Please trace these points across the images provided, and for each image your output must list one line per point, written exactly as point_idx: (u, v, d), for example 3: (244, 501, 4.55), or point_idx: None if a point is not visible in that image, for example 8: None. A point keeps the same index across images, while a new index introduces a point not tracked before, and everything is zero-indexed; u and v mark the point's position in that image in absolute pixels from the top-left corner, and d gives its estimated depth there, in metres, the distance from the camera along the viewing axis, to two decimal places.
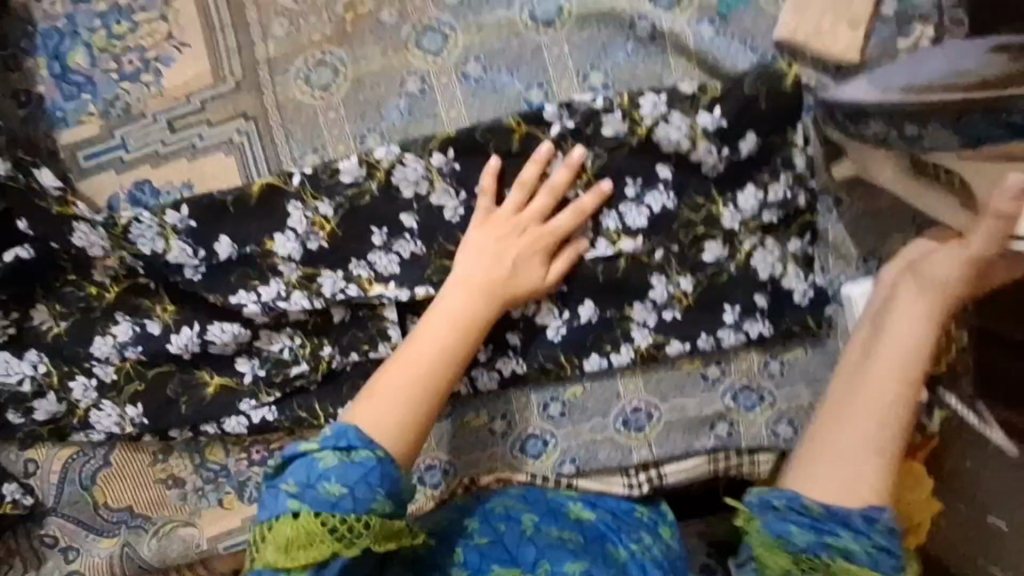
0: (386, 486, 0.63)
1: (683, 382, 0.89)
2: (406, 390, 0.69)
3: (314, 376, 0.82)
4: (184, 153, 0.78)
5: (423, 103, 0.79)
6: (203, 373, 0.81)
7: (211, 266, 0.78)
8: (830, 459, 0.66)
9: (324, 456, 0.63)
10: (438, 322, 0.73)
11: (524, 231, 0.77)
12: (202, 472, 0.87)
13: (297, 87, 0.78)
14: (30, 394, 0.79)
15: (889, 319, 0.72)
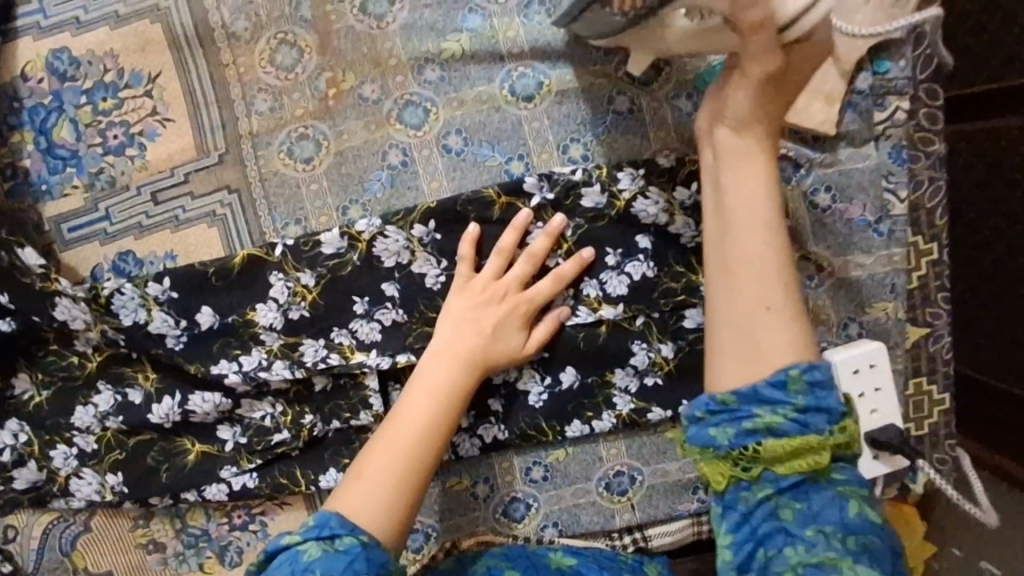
0: (376, 571, 0.61)
1: (665, 447, 0.89)
2: (390, 469, 0.68)
3: (294, 444, 0.81)
4: (167, 225, 0.79)
5: (405, 175, 0.80)
6: (184, 440, 0.81)
7: (194, 336, 0.78)
8: (734, 359, 0.64)
9: (308, 547, 0.62)
10: (421, 395, 0.72)
11: (505, 298, 0.77)
12: (183, 537, 0.86)
13: (280, 160, 0.79)
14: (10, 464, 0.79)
15: (728, 198, 0.66)
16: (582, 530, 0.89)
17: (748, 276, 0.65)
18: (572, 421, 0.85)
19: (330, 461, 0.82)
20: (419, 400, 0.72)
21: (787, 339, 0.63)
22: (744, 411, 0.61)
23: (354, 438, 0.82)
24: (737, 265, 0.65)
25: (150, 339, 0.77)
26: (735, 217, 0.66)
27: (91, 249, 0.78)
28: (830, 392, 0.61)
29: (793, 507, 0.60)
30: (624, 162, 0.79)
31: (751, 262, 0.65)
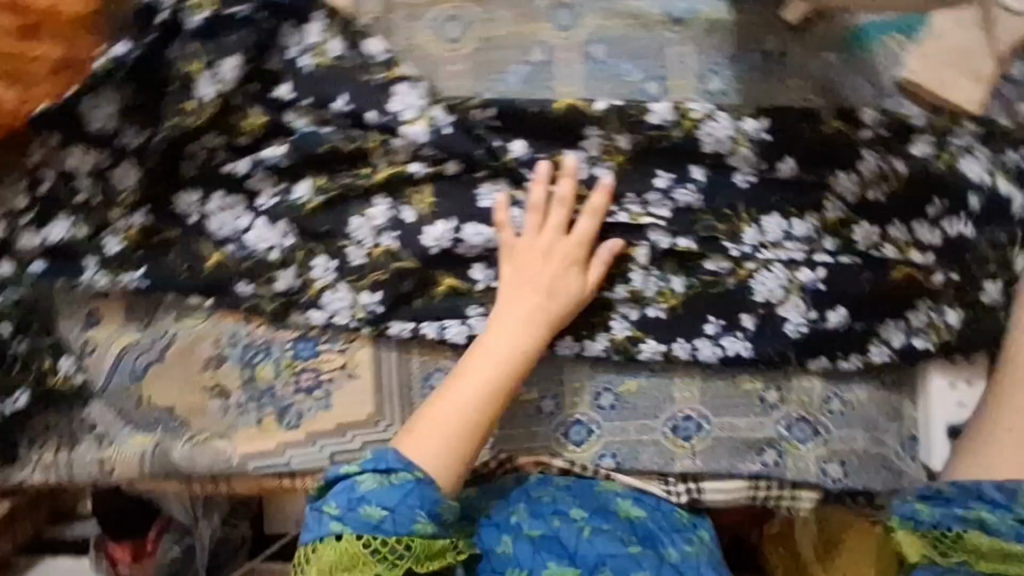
0: (429, 506, 0.74)
1: (739, 402, 0.87)
2: (451, 430, 0.77)
3: (379, 312, 0.83)
4: (308, 70, 0.79)
5: (542, 73, 0.81)
6: (280, 277, 0.82)
7: (324, 182, 0.81)
8: (1004, 454, 0.76)
9: (369, 479, 0.74)
10: (489, 358, 0.79)
11: (559, 257, 0.81)
12: (248, 389, 0.88)
13: (427, 37, 0.81)
14: (114, 262, 0.82)
15: (1014, 387, 0.79)
16: (638, 468, 0.88)
17: (1016, 414, 0.77)
18: (647, 340, 0.84)
19: (415, 316, 0.84)
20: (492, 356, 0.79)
21: (1018, 467, 0.75)
22: (957, 503, 0.73)
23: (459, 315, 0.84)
24: None
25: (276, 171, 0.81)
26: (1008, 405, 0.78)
27: (225, 72, 0.78)
28: None
29: None
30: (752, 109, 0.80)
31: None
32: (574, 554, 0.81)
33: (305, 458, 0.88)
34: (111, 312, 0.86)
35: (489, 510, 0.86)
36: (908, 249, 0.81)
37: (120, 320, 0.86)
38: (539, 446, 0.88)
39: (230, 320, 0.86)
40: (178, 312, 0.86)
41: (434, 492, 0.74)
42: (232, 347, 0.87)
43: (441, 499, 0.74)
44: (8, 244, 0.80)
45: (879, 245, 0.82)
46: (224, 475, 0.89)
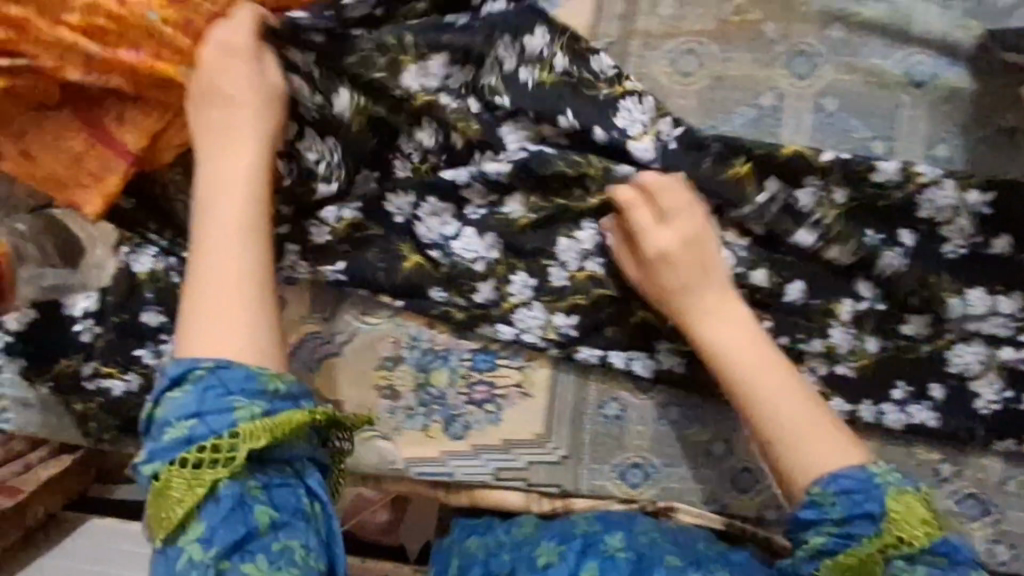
0: (240, 387, 0.64)
1: (913, 471, 0.85)
2: (228, 295, 0.68)
3: (572, 334, 0.83)
4: (536, 90, 0.79)
5: (770, 119, 0.80)
6: (479, 289, 0.82)
7: (538, 199, 0.81)
8: (811, 436, 0.72)
9: (165, 399, 0.65)
10: (207, 219, 0.71)
11: (263, 100, 0.73)
12: (421, 393, 0.87)
13: (661, 68, 0.80)
14: (318, 252, 0.81)
15: (756, 376, 0.75)
16: None
17: (768, 373, 0.75)
18: (834, 399, 0.84)
19: (606, 344, 0.83)
20: (222, 208, 0.71)
21: (833, 446, 0.72)
22: (828, 509, 0.69)
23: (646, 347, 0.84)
24: (767, 373, 0.75)
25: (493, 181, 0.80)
26: (738, 361, 0.76)
27: (456, 77, 0.80)
28: (868, 494, 0.68)
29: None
30: (976, 180, 0.79)
31: (779, 383, 0.75)
32: None
33: (469, 469, 0.87)
34: (298, 299, 0.85)
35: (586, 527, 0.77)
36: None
37: (306, 308, 0.85)
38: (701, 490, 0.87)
39: (413, 322, 0.85)
40: (362, 308, 0.85)
41: (244, 374, 0.65)
42: (411, 350, 0.86)
43: (257, 374, 0.65)
44: None
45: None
46: (385, 476, 0.88)
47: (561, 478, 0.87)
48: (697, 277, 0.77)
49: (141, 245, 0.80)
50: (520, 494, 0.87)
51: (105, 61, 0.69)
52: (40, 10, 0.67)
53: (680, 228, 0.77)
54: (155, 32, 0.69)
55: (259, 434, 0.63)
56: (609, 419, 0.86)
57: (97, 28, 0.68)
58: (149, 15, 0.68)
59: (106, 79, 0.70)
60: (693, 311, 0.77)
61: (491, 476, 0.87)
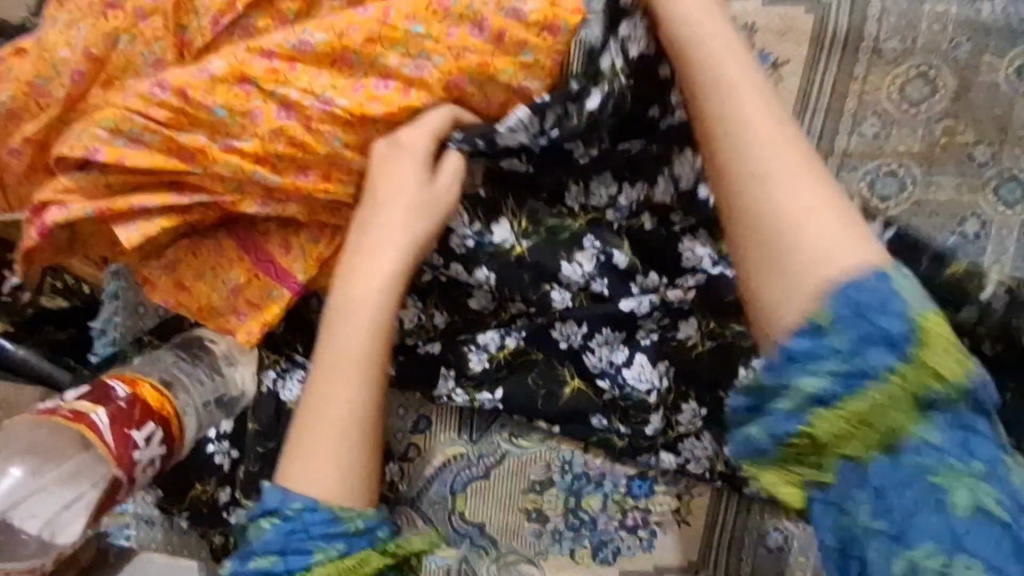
0: (321, 533, 0.58)
1: None
2: (333, 420, 0.62)
3: (742, 467, 0.75)
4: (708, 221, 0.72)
5: (974, 247, 0.74)
6: (650, 420, 0.74)
7: (726, 323, 0.73)
8: (828, 267, 0.52)
9: (255, 527, 0.60)
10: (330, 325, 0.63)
11: (412, 205, 0.64)
12: (570, 517, 0.81)
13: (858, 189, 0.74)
14: (473, 379, 0.75)
15: (798, 207, 0.55)
16: None
17: (801, 219, 0.54)
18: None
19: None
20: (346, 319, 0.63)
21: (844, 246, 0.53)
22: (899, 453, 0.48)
23: None
24: (778, 204, 0.55)
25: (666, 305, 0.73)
26: (797, 252, 0.53)
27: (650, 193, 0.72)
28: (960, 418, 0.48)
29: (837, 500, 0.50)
30: None
31: (797, 193, 0.55)
32: None
33: None
34: (445, 420, 0.80)
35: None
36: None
37: (454, 429, 0.80)
38: None
39: (568, 446, 0.80)
40: (513, 430, 0.80)
41: (330, 516, 0.59)
42: (562, 474, 0.80)
43: (340, 518, 0.59)
44: None
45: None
46: None
47: None
48: (756, 124, 0.58)
49: (289, 369, 0.75)
50: None
51: (283, 187, 0.63)
52: (213, 132, 0.62)
53: (730, 117, 0.59)
54: (339, 156, 0.64)
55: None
56: (772, 552, 0.80)
57: (273, 153, 0.62)
58: (334, 141, 0.63)
59: (283, 206, 0.65)
60: (786, 203, 0.55)
61: None
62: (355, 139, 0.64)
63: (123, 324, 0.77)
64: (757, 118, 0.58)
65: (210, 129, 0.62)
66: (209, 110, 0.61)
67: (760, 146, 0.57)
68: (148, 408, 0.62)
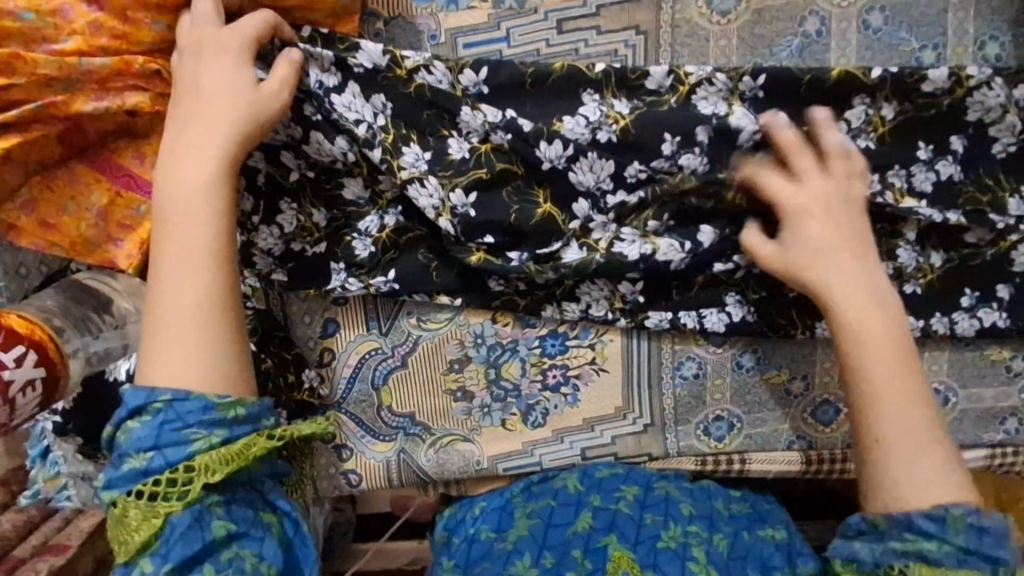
0: (197, 421, 0.62)
1: (985, 372, 0.87)
2: (186, 314, 0.64)
3: (639, 300, 0.81)
4: (558, 74, 0.73)
5: (816, 45, 0.76)
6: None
7: (594, 155, 0.73)
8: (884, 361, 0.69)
9: (123, 431, 0.63)
10: (172, 219, 0.65)
11: (235, 102, 0.65)
12: (494, 389, 0.84)
13: (696, 8, 0.75)
14: (363, 266, 0.77)
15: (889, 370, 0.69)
16: None
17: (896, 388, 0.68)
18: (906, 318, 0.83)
19: (674, 306, 0.81)
20: (184, 215, 0.64)
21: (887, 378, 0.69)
22: (713, 501, 0.81)
23: (702, 300, 0.81)
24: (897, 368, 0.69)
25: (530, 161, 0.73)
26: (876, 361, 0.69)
27: (492, 52, 0.74)
28: (724, 495, 0.84)
29: (677, 531, 0.75)
30: None
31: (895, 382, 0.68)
32: (615, 521, 0.76)
33: (555, 456, 0.85)
34: (351, 317, 0.81)
35: (605, 474, 0.82)
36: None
37: (362, 324, 0.81)
38: (787, 438, 0.87)
39: (476, 319, 0.82)
40: (419, 315, 0.82)
41: (200, 406, 0.63)
42: (476, 349, 0.83)
43: (216, 406, 0.63)
44: (250, 250, 0.76)
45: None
46: (471, 477, 0.86)
47: (648, 447, 0.86)
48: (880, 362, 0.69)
49: None
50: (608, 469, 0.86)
51: (116, 73, 0.64)
52: (28, 42, 0.61)
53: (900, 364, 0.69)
54: (163, 41, 0.65)
55: (214, 467, 0.61)
56: (690, 379, 0.85)
57: (98, 48, 0.62)
58: (155, 26, 0.64)
59: (121, 99, 0.65)
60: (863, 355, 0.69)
61: (579, 458, 0.86)
62: (173, 20, 0.65)
63: (9, 289, 0.75)
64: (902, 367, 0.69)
65: (24, 39, 0.61)
66: (16, 17, 0.60)
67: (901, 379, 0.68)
68: (12, 333, 0.60)
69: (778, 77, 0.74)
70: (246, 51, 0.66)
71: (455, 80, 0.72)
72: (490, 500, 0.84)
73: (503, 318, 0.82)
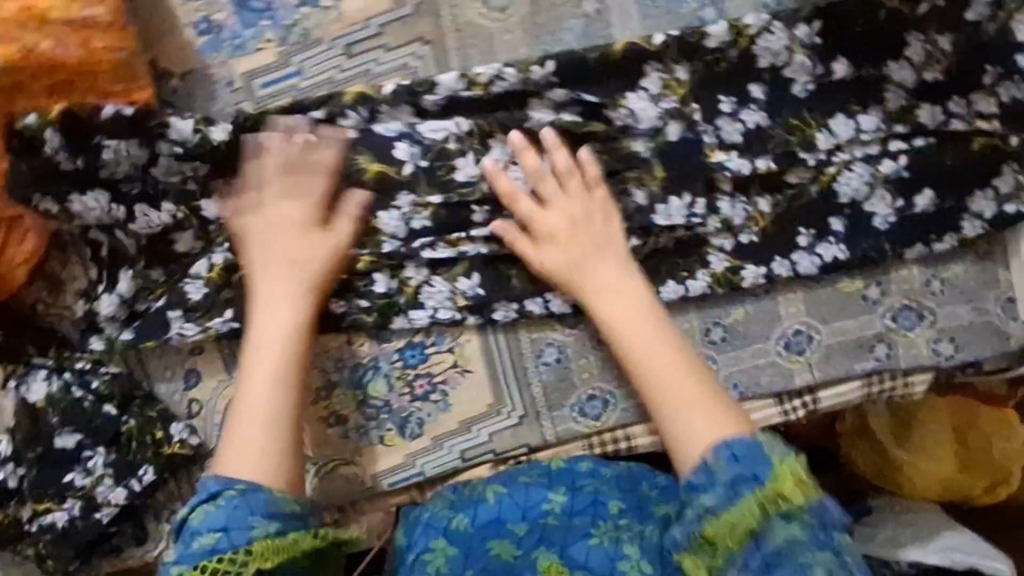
0: (263, 513, 0.68)
1: (844, 304, 0.88)
2: (259, 415, 0.72)
3: (480, 295, 0.82)
4: (346, 100, 0.75)
5: (598, 23, 0.79)
6: (375, 282, 0.81)
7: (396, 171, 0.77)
8: (685, 410, 0.75)
9: (197, 512, 0.68)
10: (263, 333, 0.74)
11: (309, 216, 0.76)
12: (365, 409, 0.86)
13: (475, 10, 0.77)
14: (199, 308, 0.78)
15: (654, 355, 0.77)
16: (762, 391, 0.89)
17: (666, 367, 0.76)
18: (747, 267, 0.84)
19: (516, 296, 0.83)
20: (266, 332, 0.74)
21: (699, 405, 0.75)
22: (631, 487, 0.85)
23: (544, 287, 0.82)
24: (669, 364, 0.76)
25: (331, 195, 0.77)
26: (632, 345, 0.78)
27: (284, 87, 0.76)
28: (646, 476, 0.87)
29: (634, 545, 0.78)
30: (806, 13, 0.78)
31: (674, 387, 0.76)
32: (558, 540, 0.80)
33: (438, 462, 0.87)
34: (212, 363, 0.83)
35: (529, 480, 0.85)
36: (976, 121, 0.81)
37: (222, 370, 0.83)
38: None
39: (332, 344, 0.84)
40: None
41: (264, 499, 0.68)
42: (339, 372, 0.85)
43: (277, 499, 0.69)
44: (94, 317, 0.79)
45: (948, 122, 0.81)
46: (361, 498, 0.87)
47: (525, 437, 0.87)
48: (637, 343, 0.77)
49: (28, 373, 0.78)
50: (488, 464, 0.88)
51: None
52: None
53: (683, 372, 0.76)
54: None
55: (270, 556, 0.66)
56: (554, 364, 0.86)
57: None
58: None
59: None
60: (646, 385, 0.77)
61: (460, 460, 0.87)
62: None
63: None
64: (663, 349, 0.77)
65: None
66: None
67: (663, 355, 0.77)
68: None
69: (564, 62, 0.76)
70: (316, 167, 0.75)
71: (251, 125, 0.75)
72: (413, 520, 0.86)
73: (358, 337, 0.84)
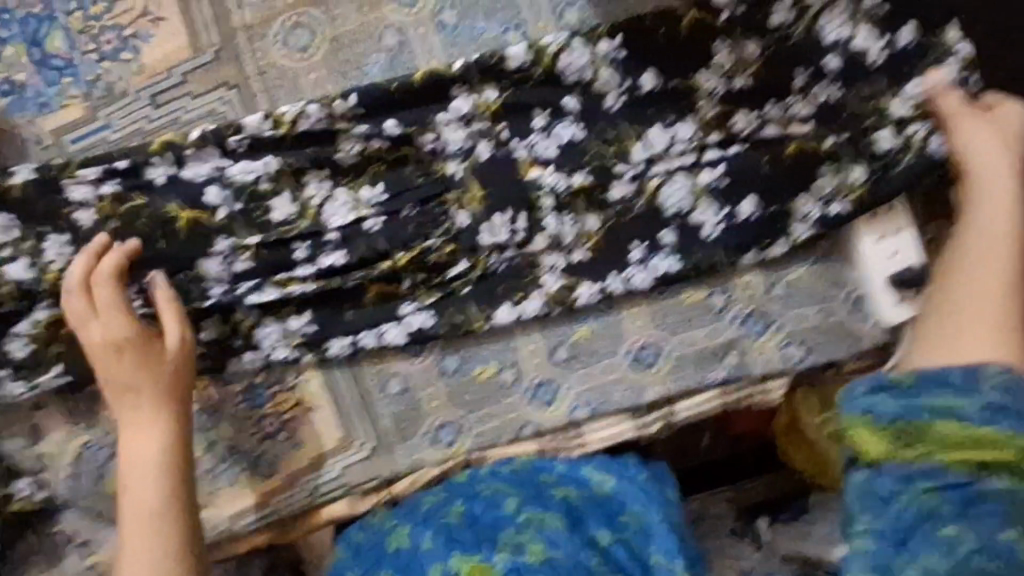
0: None
1: (690, 315, 0.86)
2: (138, 541, 0.68)
3: (312, 332, 0.82)
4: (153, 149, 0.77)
5: (401, 56, 0.81)
6: (205, 327, 0.80)
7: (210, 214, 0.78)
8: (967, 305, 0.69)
9: None
10: (129, 467, 0.71)
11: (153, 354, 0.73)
12: (214, 452, 0.85)
13: (276, 51, 0.80)
14: (26, 365, 0.79)
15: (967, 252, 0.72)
16: (614, 408, 0.86)
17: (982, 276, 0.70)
18: (581, 285, 0.83)
19: (351, 328, 0.82)
20: (134, 464, 0.71)
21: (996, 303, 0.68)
22: (519, 475, 0.83)
23: (375, 318, 0.82)
24: (997, 243, 0.71)
25: (148, 245, 0.77)
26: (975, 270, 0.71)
27: (96, 141, 0.78)
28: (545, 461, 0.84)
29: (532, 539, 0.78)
30: (604, 29, 0.80)
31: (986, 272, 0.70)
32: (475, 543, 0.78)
33: (288, 502, 0.85)
34: (54, 418, 0.84)
35: (430, 501, 0.82)
36: (788, 124, 0.82)
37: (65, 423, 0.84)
38: (515, 429, 0.85)
39: None
40: None
41: None
42: None
43: None
44: None
45: (760, 127, 0.82)
46: (215, 542, 0.85)
47: (377, 471, 0.85)
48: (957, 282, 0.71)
49: None
50: (341, 503, 0.85)
51: None
52: None
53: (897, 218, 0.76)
54: None
55: None
56: (399, 395, 0.85)
57: None
58: None
59: None
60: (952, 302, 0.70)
61: (311, 498, 0.85)
62: None
63: None
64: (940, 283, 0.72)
65: None
66: None
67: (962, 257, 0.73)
68: None
69: (369, 95, 0.79)
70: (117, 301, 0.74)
71: (61, 181, 0.76)
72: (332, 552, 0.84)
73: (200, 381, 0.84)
